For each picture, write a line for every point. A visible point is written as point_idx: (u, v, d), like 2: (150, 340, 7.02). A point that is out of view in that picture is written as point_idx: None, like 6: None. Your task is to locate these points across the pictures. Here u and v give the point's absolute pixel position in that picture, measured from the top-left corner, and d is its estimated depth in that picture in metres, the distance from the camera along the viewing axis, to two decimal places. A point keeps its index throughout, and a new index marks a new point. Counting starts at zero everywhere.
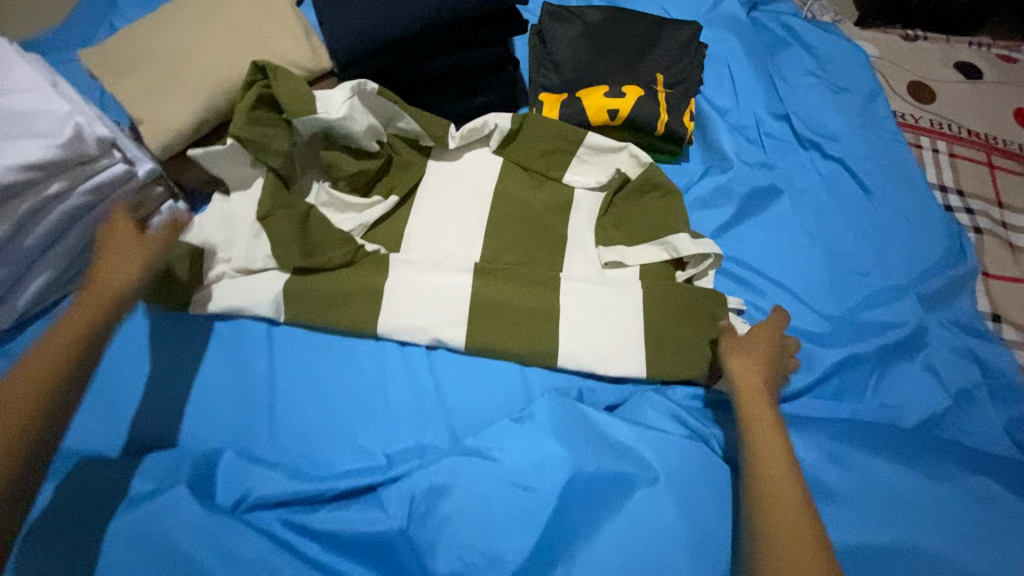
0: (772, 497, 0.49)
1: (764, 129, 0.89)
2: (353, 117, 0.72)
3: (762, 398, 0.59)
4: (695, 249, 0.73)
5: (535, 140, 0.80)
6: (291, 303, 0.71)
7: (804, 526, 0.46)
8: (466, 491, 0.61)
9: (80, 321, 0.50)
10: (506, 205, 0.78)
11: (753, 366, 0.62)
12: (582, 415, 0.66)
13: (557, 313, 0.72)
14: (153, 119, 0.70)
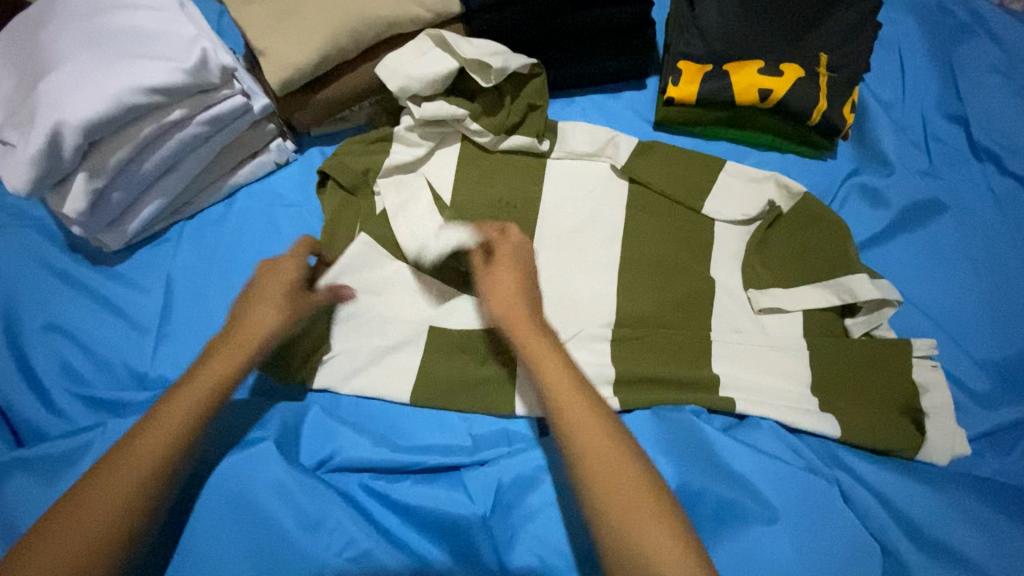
0: (591, 466, 0.48)
1: (932, 131, 0.77)
2: (456, 44, 0.67)
3: (574, 395, 0.52)
4: (874, 292, 0.65)
5: (673, 166, 0.75)
6: (407, 358, 0.66)
7: (632, 488, 0.47)
8: (553, 490, 0.58)
9: (227, 361, 0.54)
10: (643, 236, 0.72)
11: (551, 352, 0.54)
12: (695, 430, 0.60)
13: (705, 353, 0.66)
14: (275, 51, 0.65)
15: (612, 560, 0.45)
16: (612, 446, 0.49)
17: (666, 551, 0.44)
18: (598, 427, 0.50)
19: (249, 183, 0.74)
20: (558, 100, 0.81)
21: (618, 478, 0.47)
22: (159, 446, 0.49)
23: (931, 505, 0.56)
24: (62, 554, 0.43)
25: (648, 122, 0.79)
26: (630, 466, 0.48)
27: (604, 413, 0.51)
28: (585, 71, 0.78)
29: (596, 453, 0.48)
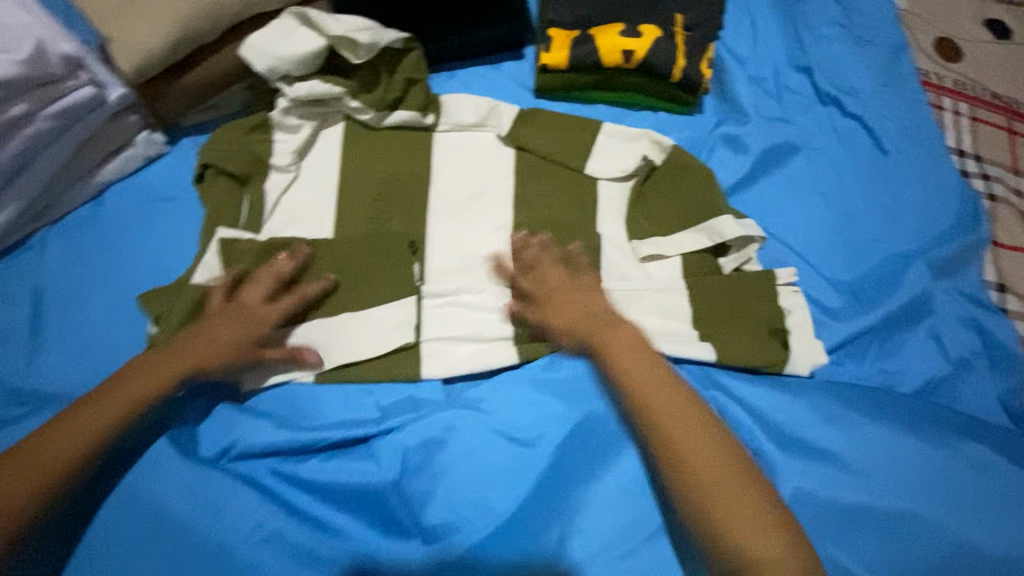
0: (673, 447, 0.48)
1: (783, 81, 0.85)
2: (323, 22, 0.68)
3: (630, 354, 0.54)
4: (738, 231, 0.72)
5: (555, 131, 0.78)
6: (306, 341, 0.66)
7: (705, 474, 0.46)
8: (460, 445, 0.61)
9: (140, 385, 0.55)
10: (531, 199, 0.75)
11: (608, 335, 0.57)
12: (589, 373, 0.65)
13: (597, 301, 0.70)
14: (124, 38, 0.63)
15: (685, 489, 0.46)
16: (682, 422, 0.49)
17: (756, 531, 0.44)
18: (680, 408, 0.50)
19: (119, 180, 0.70)
20: (439, 73, 0.82)
21: (670, 407, 0.50)
22: (147, 382, 0.56)
23: (796, 411, 0.63)
24: (45, 459, 0.51)
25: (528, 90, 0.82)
26: (720, 454, 0.47)
27: (686, 392, 0.52)
28: (459, 42, 0.79)
29: (678, 431, 0.48)
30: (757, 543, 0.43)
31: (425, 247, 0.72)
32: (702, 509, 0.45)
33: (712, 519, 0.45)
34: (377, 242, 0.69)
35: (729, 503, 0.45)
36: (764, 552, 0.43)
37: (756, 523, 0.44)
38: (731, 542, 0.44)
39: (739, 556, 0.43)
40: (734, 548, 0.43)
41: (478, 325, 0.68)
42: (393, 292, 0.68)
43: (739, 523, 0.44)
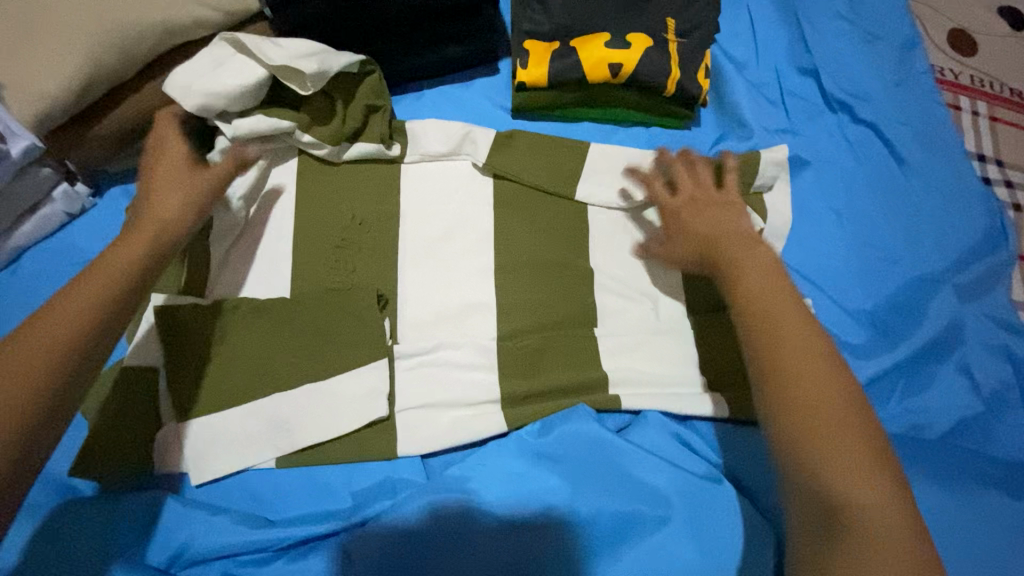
0: (789, 375, 0.45)
1: (786, 87, 0.76)
2: (261, 48, 0.58)
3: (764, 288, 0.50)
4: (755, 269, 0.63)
5: (540, 153, 0.69)
6: (263, 421, 0.57)
7: (834, 409, 0.43)
8: (446, 537, 0.52)
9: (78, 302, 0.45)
10: (515, 235, 0.66)
11: (749, 256, 0.54)
12: (593, 440, 0.56)
13: (594, 351, 0.62)
14: (23, 85, 0.54)
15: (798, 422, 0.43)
16: (818, 361, 0.45)
17: (860, 467, 0.41)
18: (805, 334, 0.47)
19: (37, 241, 0.61)
20: (404, 95, 0.73)
21: (812, 364, 0.45)
22: (79, 302, 0.45)
23: None
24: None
25: (504, 109, 0.73)
26: (836, 382, 0.44)
27: (803, 312, 0.48)
28: (425, 61, 0.70)
29: (778, 321, 0.47)
30: (856, 480, 0.40)
31: (395, 297, 0.63)
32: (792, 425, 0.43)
33: (808, 427, 0.43)
34: (340, 297, 0.61)
35: (853, 432, 0.42)
36: (864, 496, 0.40)
37: (847, 456, 0.41)
38: (811, 457, 0.42)
39: (830, 481, 0.41)
40: (816, 466, 0.41)
41: (459, 388, 0.60)
42: (360, 356, 0.59)
43: (836, 461, 0.41)
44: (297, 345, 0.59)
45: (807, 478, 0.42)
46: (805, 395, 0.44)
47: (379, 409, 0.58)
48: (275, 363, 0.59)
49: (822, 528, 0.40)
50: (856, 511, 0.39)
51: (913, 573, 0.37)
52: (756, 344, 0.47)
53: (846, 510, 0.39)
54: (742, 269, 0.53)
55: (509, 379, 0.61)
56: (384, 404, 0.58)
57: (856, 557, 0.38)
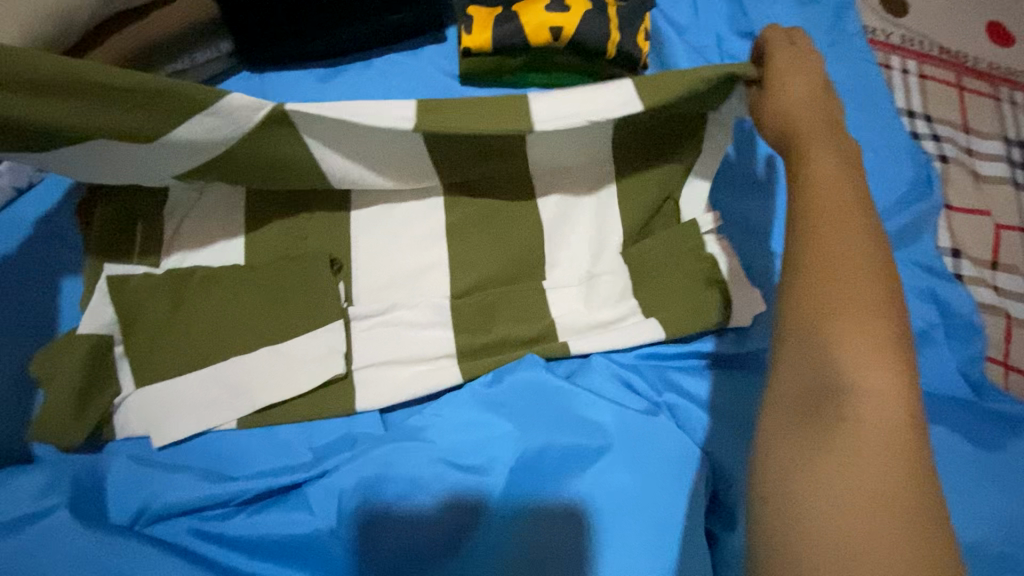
0: (825, 256, 0.39)
1: (726, 49, 0.79)
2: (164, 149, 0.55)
3: (830, 174, 0.44)
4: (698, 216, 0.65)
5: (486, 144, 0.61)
6: (222, 382, 0.59)
7: (863, 291, 0.37)
8: (402, 483, 0.54)
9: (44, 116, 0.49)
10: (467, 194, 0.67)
11: (819, 146, 0.46)
12: (542, 386, 0.59)
13: (542, 303, 0.64)
14: None
15: (813, 302, 0.38)
16: (858, 245, 0.39)
17: (868, 356, 0.35)
18: (856, 228, 0.41)
19: None
20: (353, 65, 0.74)
21: (851, 249, 0.39)
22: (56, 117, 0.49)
23: (750, 399, 0.61)
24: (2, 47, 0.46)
25: (452, 77, 0.75)
26: (872, 270, 0.38)
27: (855, 195, 0.43)
28: (373, 30, 0.72)
29: (828, 205, 0.42)
30: (854, 368, 0.35)
31: (349, 262, 0.65)
32: (810, 306, 0.38)
33: (823, 309, 0.37)
34: (294, 264, 0.62)
35: (874, 317, 0.36)
36: (864, 384, 0.34)
37: (861, 336, 0.36)
38: (816, 337, 0.37)
39: (834, 360, 0.36)
40: (826, 345, 0.36)
41: (413, 345, 0.62)
42: (314, 316, 0.61)
43: (842, 342, 0.36)
44: (255, 310, 0.61)
45: (812, 360, 0.37)
46: (825, 276, 0.38)
47: (336, 366, 0.60)
48: (232, 328, 0.60)
49: (807, 419, 0.35)
50: (845, 402, 0.34)
51: (892, 477, 0.31)
52: (795, 236, 0.42)
53: (843, 389, 0.35)
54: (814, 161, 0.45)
55: (461, 334, 0.63)
56: (340, 362, 0.60)
57: (826, 448, 0.33)
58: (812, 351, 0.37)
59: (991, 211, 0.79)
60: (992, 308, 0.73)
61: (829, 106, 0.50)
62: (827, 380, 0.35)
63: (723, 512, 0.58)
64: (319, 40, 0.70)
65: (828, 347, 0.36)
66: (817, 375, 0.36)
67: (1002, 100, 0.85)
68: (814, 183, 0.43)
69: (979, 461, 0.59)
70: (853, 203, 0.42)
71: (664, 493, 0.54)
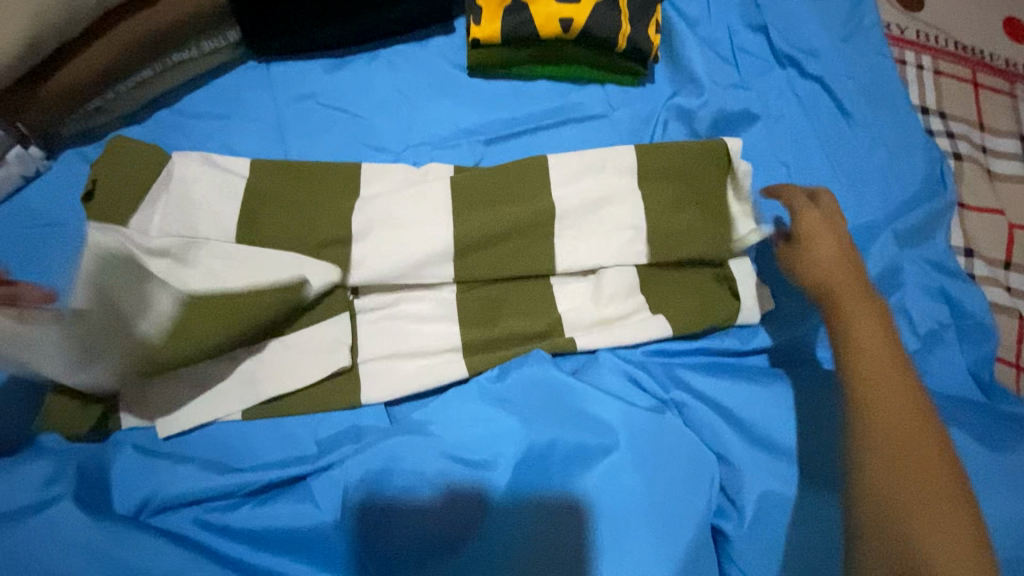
0: (872, 473, 0.44)
1: (738, 43, 0.78)
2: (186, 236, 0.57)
3: (860, 321, 0.52)
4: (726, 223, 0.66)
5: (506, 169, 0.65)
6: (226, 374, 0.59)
7: (915, 452, 0.44)
8: (408, 476, 0.54)
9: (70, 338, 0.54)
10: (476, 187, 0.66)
11: (856, 309, 0.53)
12: (548, 382, 0.59)
13: (549, 298, 0.64)
14: None
15: (874, 477, 0.44)
16: (911, 409, 0.46)
17: (941, 520, 0.42)
18: (906, 413, 0.46)
19: None
20: (360, 54, 0.73)
21: (900, 417, 0.46)
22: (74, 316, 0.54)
23: (759, 396, 0.60)
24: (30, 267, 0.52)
25: (460, 68, 0.74)
26: (933, 457, 0.44)
27: (908, 384, 0.48)
28: (381, 20, 0.71)
29: (873, 371, 0.49)
30: (928, 532, 0.41)
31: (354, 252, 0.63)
32: (870, 485, 0.44)
33: (891, 493, 0.43)
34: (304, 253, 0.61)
35: (947, 503, 0.42)
36: (934, 543, 0.40)
37: (938, 530, 0.41)
38: (897, 526, 0.42)
39: (908, 530, 0.41)
40: (898, 527, 0.42)
41: (419, 338, 0.62)
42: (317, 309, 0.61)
43: (921, 526, 0.41)
44: (243, 300, 0.55)
45: (894, 569, 0.40)
46: (900, 468, 0.44)
47: (341, 359, 0.59)
48: None
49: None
50: (926, 557, 0.40)
51: None
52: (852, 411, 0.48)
53: (924, 568, 0.39)
54: (852, 325, 0.52)
55: (466, 328, 0.63)
56: (346, 355, 0.60)
57: None
58: (886, 522, 0.42)
59: (1005, 210, 0.78)
60: (1005, 308, 0.72)
61: (847, 259, 0.59)
62: (906, 541, 0.41)
63: (733, 512, 0.56)
64: (327, 28, 0.69)
65: (900, 521, 0.42)
66: (897, 540, 0.41)
67: (1018, 97, 0.83)
68: (856, 346, 0.51)
69: (991, 463, 0.58)
70: (892, 373, 0.49)
71: (669, 490, 0.54)
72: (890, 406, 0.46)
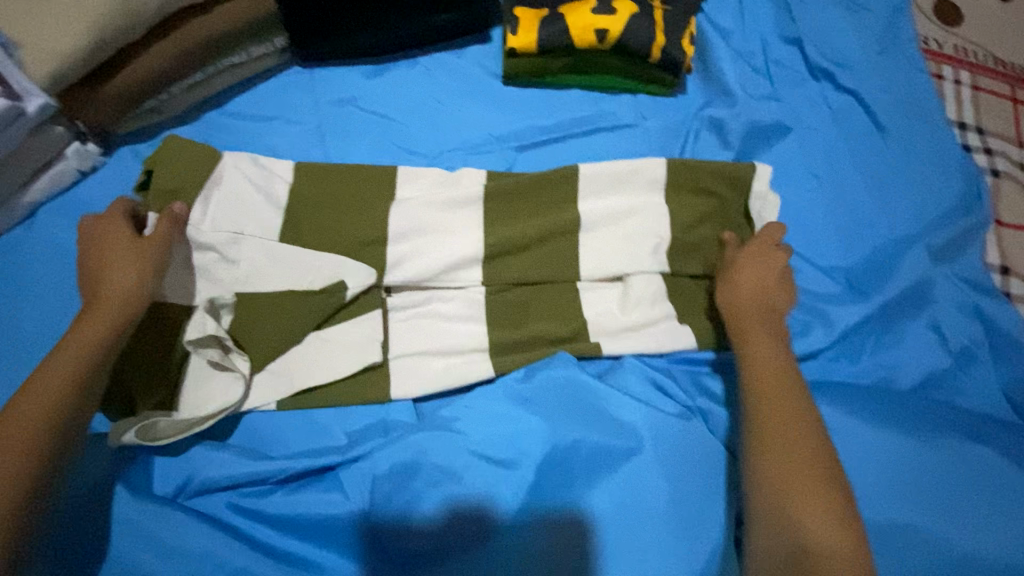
0: (774, 475, 0.49)
1: (771, 55, 0.78)
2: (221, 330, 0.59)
3: (763, 342, 0.57)
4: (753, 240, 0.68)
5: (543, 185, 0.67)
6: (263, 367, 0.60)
7: (805, 456, 0.50)
8: (435, 470, 0.55)
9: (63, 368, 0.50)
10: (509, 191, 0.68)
11: (759, 330, 0.58)
12: (573, 385, 0.60)
13: (575, 303, 0.65)
14: (36, 44, 0.57)
15: (768, 480, 0.49)
16: (797, 416, 0.52)
17: (825, 515, 0.47)
18: (796, 421, 0.52)
19: (51, 197, 0.65)
20: (399, 61, 0.76)
21: (787, 423, 0.52)
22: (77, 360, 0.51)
23: None
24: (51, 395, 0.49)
25: (496, 76, 0.76)
26: (816, 448, 0.51)
27: (802, 399, 0.54)
28: (421, 29, 0.73)
29: (769, 385, 0.54)
30: (814, 527, 0.46)
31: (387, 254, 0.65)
32: (767, 484, 0.49)
33: (782, 488, 0.48)
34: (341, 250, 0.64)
35: (821, 486, 0.48)
36: (823, 537, 0.46)
37: (813, 509, 0.47)
38: (792, 521, 0.47)
39: (796, 526, 0.46)
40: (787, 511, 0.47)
41: (448, 337, 0.63)
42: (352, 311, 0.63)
43: (807, 521, 0.46)
44: (290, 300, 0.61)
45: (778, 531, 0.47)
46: (784, 470, 0.49)
47: (374, 354, 0.61)
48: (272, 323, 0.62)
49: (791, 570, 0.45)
50: (813, 551, 0.45)
51: None
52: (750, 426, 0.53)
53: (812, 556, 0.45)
54: (753, 347, 0.57)
55: (493, 330, 0.64)
56: (378, 350, 0.61)
57: None
58: (774, 520, 0.47)
59: None
60: None
61: (772, 281, 0.61)
62: (795, 537, 0.46)
63: None
64: (370, 36, 0.72)
65: (794, 521, 0.47)
66: (792, 538, 0.46)
67: None
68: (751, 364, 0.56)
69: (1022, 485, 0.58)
70: (788, 388, 0.54)
71: (691, 496, 0.54)
72: (794, 418, 0.52)
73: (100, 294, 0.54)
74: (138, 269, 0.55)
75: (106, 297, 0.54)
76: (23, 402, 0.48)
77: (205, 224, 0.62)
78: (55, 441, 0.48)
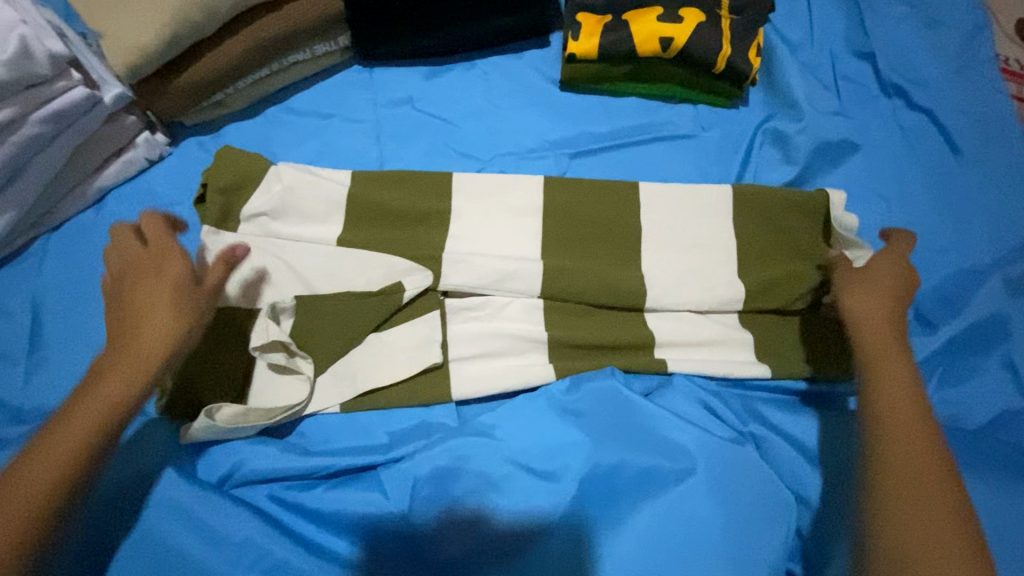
0: (890, 528, 0.43)
1: (841, 70, 0.75)
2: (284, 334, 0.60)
3: (891, 375, 0.51)
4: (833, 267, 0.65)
5: (597, 198, 0.67)
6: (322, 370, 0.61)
7: (941, 517, 0.43)
8: (476, 478, 0.55)
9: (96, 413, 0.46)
10: (564, 200, 0.67)
11: (886, 360, 0.52)
12: (621, 400, 0.58)
13: (632, 316, 0.64)
14: (118, 37, 0.59)
15: (886, 535, 0.43)
16: (928, 467, 0.45)
17: None
18: (928, 472, 0.45)
19: (119, 184, 0.67)
20: (457, 64, 0.76)
21: (918, 473, 0.45)
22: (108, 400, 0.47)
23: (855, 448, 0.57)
24: (73, 440, 0.45)
25: (553, 81, 0.75)
26: (946, 499, 0.44)
27: (936, 446, 0.46)
28: (482, 32, 0.73)
29: (896, 427, 0.47)
30: None
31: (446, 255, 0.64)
32: (890, 547, 0.42)
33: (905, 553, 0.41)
34: (405, 250, 0.64)
35: (946, 546, 0.41)
36: None
37: None
38: None
39: None
40: None
41: (494, 343, 0.63)
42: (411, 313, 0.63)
43: None
44: (354, 302, 0.61)
45: None
46: (901, 526, 0.42)
47: (433, 356, 0.61)
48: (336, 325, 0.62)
49: None
50: None
51: None
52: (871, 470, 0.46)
53: None
54: (880, 380, 0.51)
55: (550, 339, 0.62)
56: (437, 352, 0.61)
57: None
58: None
59: None
60: None
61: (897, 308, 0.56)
62: None
63: (806, 553, 0.54)
64: (431, 38, 0.72)
65: None
66: None
67: None
68: (880, 399, 0.50)
69: None
70: (925, 436, 0.47)
71: (743, 526, 0.52)
72: (926, 468, 0.45)
73: (148, 313, 0.50)
74: (183, 297, 0.51)
75: (159, 320, 0.50)
76: (54, 435, 0.45)
77: (264, 218, 0.63)
78: (82, 493, 0.45)
